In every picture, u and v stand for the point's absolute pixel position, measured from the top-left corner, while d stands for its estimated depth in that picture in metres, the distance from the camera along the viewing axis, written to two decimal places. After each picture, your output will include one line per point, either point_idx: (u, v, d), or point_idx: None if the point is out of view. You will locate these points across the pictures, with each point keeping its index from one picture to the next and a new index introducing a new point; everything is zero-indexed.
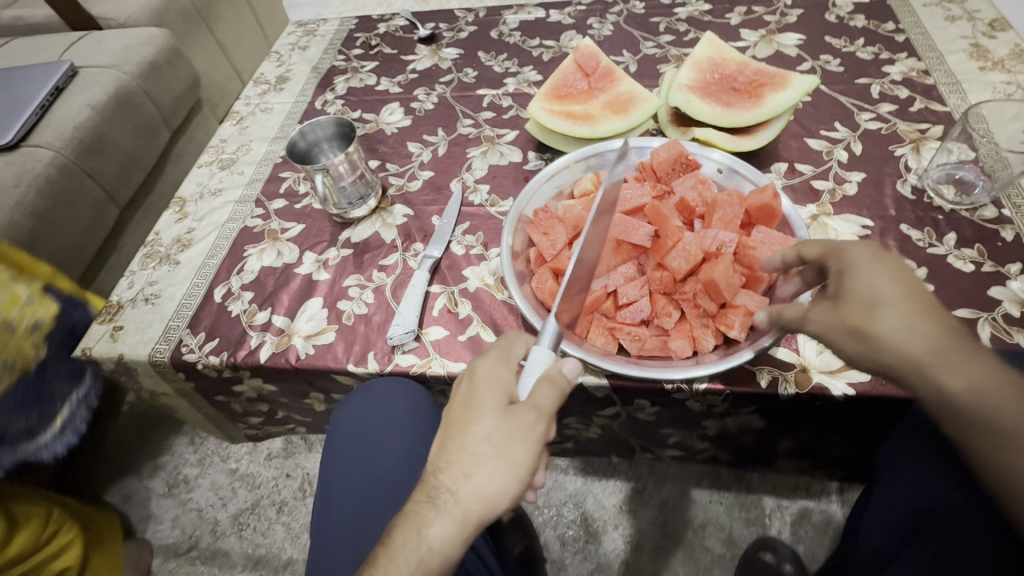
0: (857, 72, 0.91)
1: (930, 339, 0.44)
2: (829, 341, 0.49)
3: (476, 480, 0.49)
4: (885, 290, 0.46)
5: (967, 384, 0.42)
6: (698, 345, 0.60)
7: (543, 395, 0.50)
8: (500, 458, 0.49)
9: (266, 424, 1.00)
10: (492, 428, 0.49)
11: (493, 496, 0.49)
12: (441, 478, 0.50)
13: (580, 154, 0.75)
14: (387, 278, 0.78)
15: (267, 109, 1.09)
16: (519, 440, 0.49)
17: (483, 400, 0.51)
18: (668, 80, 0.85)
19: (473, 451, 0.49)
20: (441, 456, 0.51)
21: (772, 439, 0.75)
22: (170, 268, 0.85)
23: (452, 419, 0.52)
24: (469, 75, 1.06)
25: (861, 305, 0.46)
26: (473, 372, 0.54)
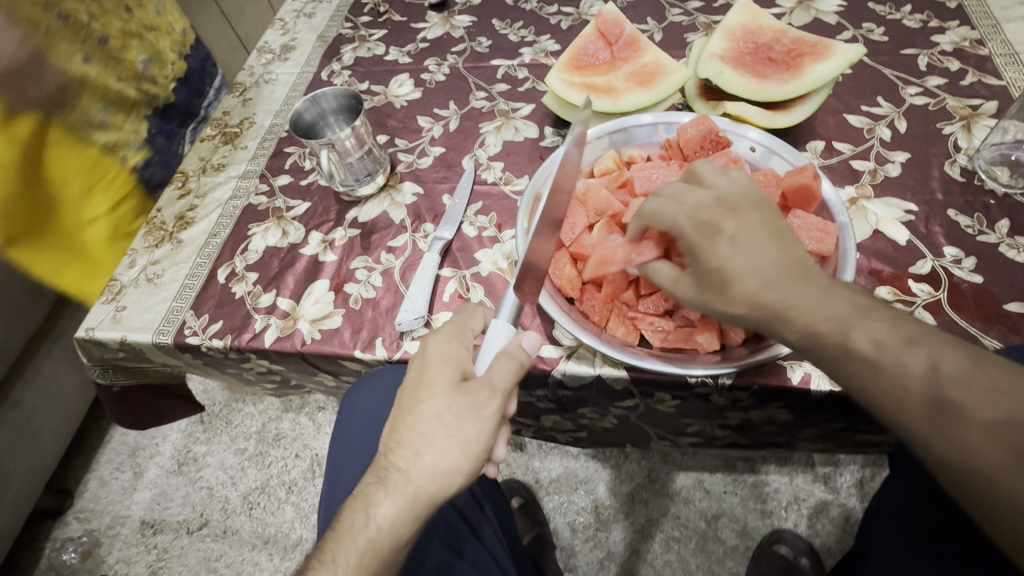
0: (903, 42, 0.84)
1: (769, 296, 0.45)
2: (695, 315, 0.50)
3: (427, 458, 0.48)
4: (722, 257, 0.47)
5: (801, 330, 0.45)
6: (726, 337, 0.56)
7: (498, 370, 0.50)
8: (450, 436, 0.48)
9: (284, 388, 0.90)
10: (443, 407, 0.49)
11: (446, 473, 0.48)
12: (393, 457, 0.49)
13: (604, 129, 0.69)
14: (396, 261, 0.75)
15: (271, 80, 1.04)
16: (472, 419, 0.48)
17: (432, 380, 0.50)
18: (697, 49, 0.79)
19: (423, 432, 0.48)
20: (392, 436, 0.50)
21: (796, 431, 0.71)
22: (173, 246, 0.82)
23: (401, 400, 0.51)
24: (482, 44, 1.00)
25: (713, 282, 0.47)
26: (425, 351, 0.52)
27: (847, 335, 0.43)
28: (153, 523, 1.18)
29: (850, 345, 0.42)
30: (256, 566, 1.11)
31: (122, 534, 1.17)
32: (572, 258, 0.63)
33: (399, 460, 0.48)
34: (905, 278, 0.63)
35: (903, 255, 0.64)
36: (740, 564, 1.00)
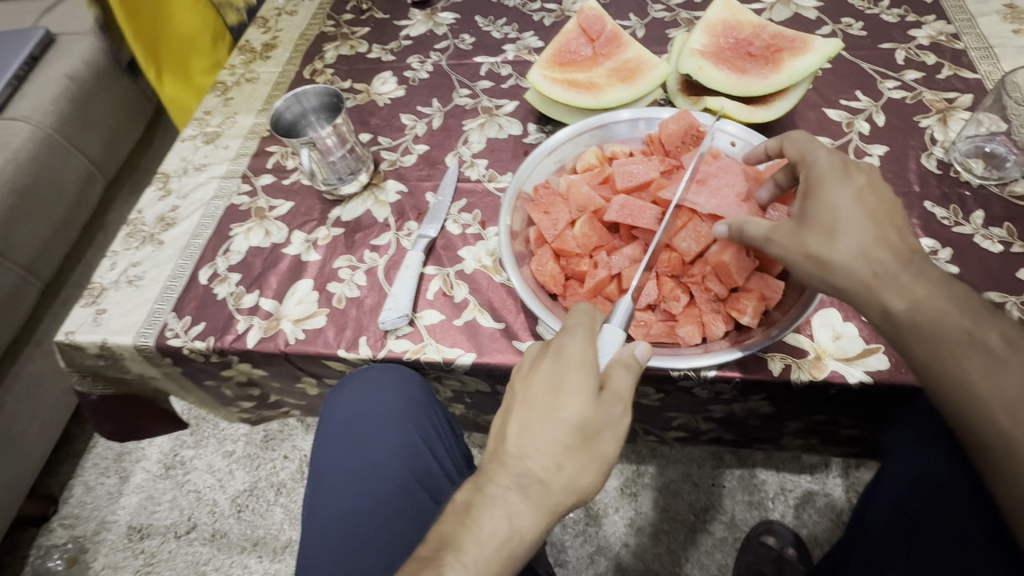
0: (881, 36, 0.85)
1: (863, 270, 0.47)
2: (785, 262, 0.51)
3: (569, 472, 0.46)
4: (845, 214, 0.48)
5: (908, 302, 0.46)
6: (707, 331, 0.57)
7: (619, 380, 0.48)
8: (587, 450, 0.47)
9: (260, 408, 0.94)
10: (584, 418, 0.46)
11: (581, 487, 0.47)
12: (532, 463, 0.46)
13: (584, 125, 0.69)
14: (380, 259, 0.75)
15: (253, 79, 1.03)
16: (606, 432, 0.47)
17: (574, 387, 0.46)
18: (678, 45, 0.79)
19: (564, 442, 0.46)
20: (524, 442, 0.46)
21: (779, 424, 0.72)
22: (154, 248, 0.81)
23: (535, 401, 0.47)
24: (466, 42, 1.00)
25: (821, 229, 0.49)
26: (560, 352, 0.48)
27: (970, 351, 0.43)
28: (140, 528, 1.17)
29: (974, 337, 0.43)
30: (246, 569, 1.10)
31: (108, 540, 1.16)
32: (554, 254, 0.63)
33: (540, 470, 0.46)
34: None
35: None
36: (728, 556, 1.01)
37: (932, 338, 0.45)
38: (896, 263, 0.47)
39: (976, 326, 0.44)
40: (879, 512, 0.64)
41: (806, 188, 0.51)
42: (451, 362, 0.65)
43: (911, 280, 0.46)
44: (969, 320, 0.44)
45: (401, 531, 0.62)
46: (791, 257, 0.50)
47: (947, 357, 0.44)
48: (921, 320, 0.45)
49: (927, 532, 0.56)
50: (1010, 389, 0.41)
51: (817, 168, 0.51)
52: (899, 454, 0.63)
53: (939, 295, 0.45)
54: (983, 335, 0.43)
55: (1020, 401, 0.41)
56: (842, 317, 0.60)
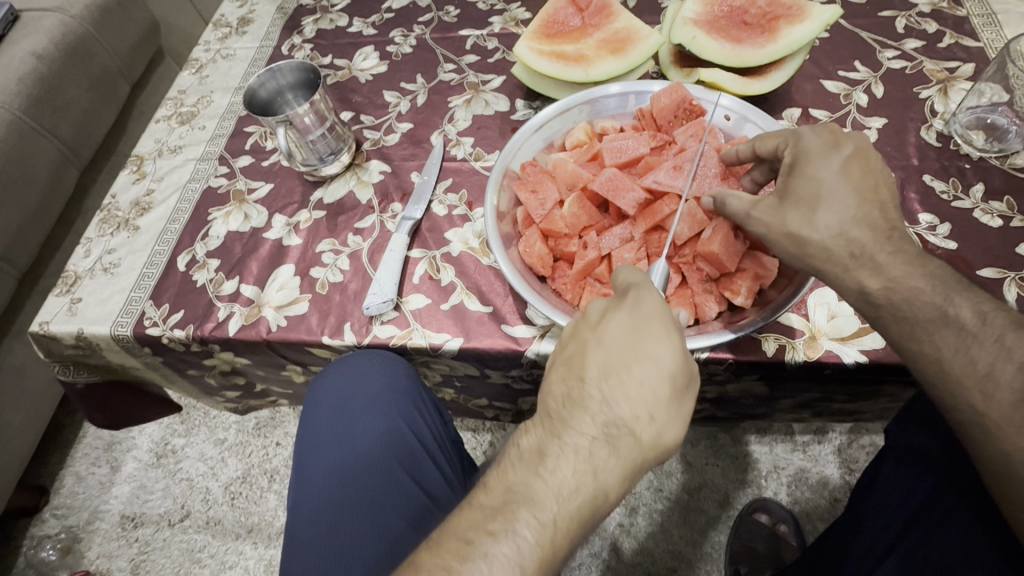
0: (881, 3, 0.82)
1: (841, 249, 0.46)
2: (766, 241, 0.50)
3: (659, 425, 0.42)
4: (828, 189, 0.46)
5: (883, 282, 0.45)
6: (700, 312, 0.55)
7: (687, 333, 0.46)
8: (677, 403, 0.42)
9: (246, 397, 0.94)
10: (676, 367, 0.42)
11: (665, 447, 0.42)
12: (620, 411, 0.41)
13: (573, 100, 0.66)
14: (363, 243, 0.72)
15: (228, 56, 0.98)
16: (693, 387, 0.44)
17: (661, 334, 0.43)
18: (671, 14, 0.76)
19: (655, 392, 0.41)
20: (612, 390, 0.42)
21: (773, 403, 0.71)
22: (129, 234, 0.78)
23: (617, 348, 0.43)
24: (450, 13, 0.96)
25: (802, 207, 0.47)
26: (638, 302, 0.44)
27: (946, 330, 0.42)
28: (133, 517, 1.16)
29: (950, 314, 0.42)
30: (241, 555, 1.10)
31: (102, 529, 1.15)
32: (543, 235, 0.61)
33: (632, 419, 0.41)
34: None
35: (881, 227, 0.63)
36: (722, 533, 1.01)
37: (906, 317, 0.44)
38: (877, 243, 0.45)
39: (948, 301, 0.43)
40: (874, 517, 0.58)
41: (788, 163, 0.49)
42: (437, 347, 0.63)
43: (889, 258, 0.45)
44: (941, 297, 0.43)
45: (388, 519, 0.62)
46: (772, 236, 0.49)
47: (923, 338, 0.43)
48: (898, 297, 0.44)
49: (927, 528, 0.51)
50: (980, 364, 0.40)
51: (802, 143, 0.49)
52: (891, 449, 0.59)
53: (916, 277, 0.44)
54: (955, 311, 0.42)
55: (992, 376, 0.40)
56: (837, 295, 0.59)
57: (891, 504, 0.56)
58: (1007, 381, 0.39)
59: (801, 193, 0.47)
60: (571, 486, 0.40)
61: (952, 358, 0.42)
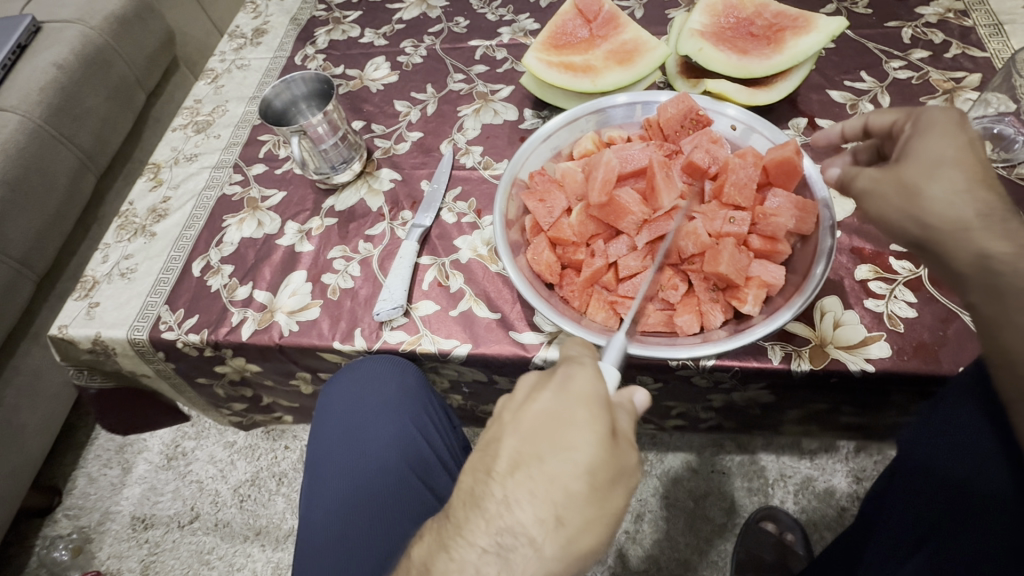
0: (887, 14, 0.83)
1: (961, 208, 0.43)
2: (876, 199, 0.47)
3: (571, 530, 0.39)
4: (950, 151, 0.44)
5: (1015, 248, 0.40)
6: (705, 320, 0.56)
7: (625, 423, 0.44)
8: (598, 501, 0.40)
9: (253, 409, 0.95)
10: (596, 462, 0.40)
11: (583, 555, 0.40)
12: (521, 520, 0.39)
13: (580, 110, 0.67)
14: (374, 249, 0.73)
15: (243, 66, 1.01)
16: (619, 485, 0.41)
17: (584, 424, 0.40)
18: (678, 25, 0.77)
19: (569, 490, 0.39)
20: (518, 491, 0.39)
21: (780, 413, 0.71)
22: (146, 240, 0.80)
23: (535, 436, 0.41)
24: (460, 25, 0.97)
25: (924, 164, 0.44)
26: (568, 383, 0.42)
27: None
28: (144, 518, 1.17)
29: None
30: (250, 557, 1.11)
31: (113, 530, 1.17)
32: (551, 243, 0.62)
33: (533, 527, 0.39)
34: (886, 255, 0.62)
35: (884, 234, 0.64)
36: (727, 541, 1.01)
37: None
38: (999, 214, 0.42)
39: None
40: (895, 526, 0.55)
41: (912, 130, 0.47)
42: (447, 353, 0.64)
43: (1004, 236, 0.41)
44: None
45: (397, 524, 0.62)
46: (877, 191, 0.47)
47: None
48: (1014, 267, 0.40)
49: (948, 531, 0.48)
50: None
51: (926, 115, 0.47)
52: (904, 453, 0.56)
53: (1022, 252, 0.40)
54: None
55: None
56: (843, 304, 0.59)
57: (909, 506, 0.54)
58: None
59: (914, 155, 0.45)
60: None
61: None
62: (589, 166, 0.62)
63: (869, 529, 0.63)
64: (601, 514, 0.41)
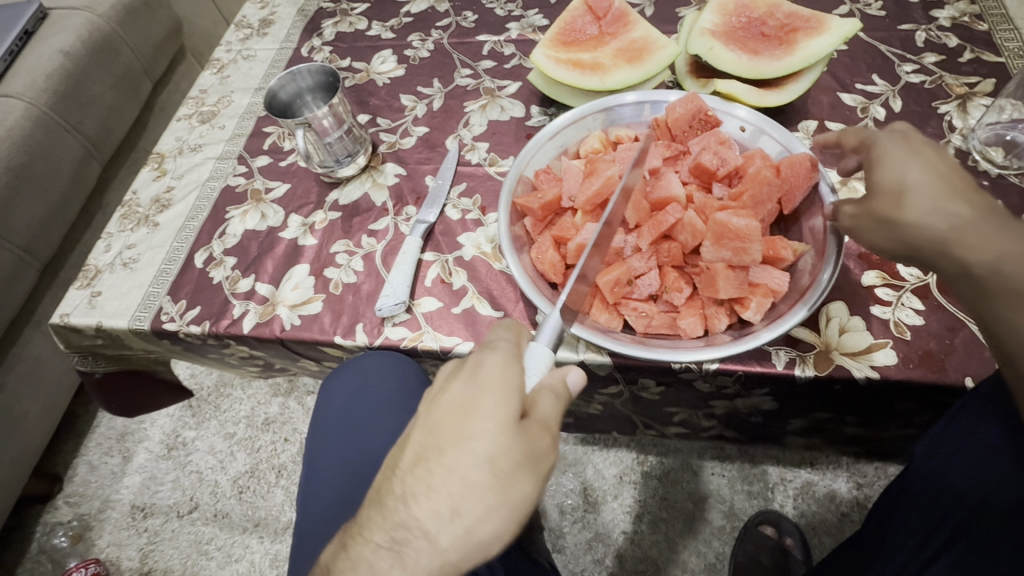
0: (901, 16, 0.82)
1: (939, 225, 0.42)
2: (859, 233, 0.49)
3: (467, 522, 0.40)
4: (913, 176, 0.45)
5: (992, 255, 0.39)
6: (709, 324, 0.55)
7: (546, 408, 0.43)
8: (499, 489, 0.40)
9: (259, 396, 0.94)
10: (496, 450, 0.40)
11: (484, 543, 0.40)
12: (416, 513, 0.40)
13: (588, 107, 0.67)
14: (377, 245, 0.73)
15: (249, 57, 1.00)
16: (528, 471, 0.41)
17: (488, 409, 0.41)
18: (688, 24, 0.76)
19: (467, 480, 0.40)
20: (415, 482, 0.40)
21: (784, 422, 0.70)
22: (149, 230, 0.80)
23: (439, 425, 0.42)
24: (468, 19, 0.96)
25: (889, 194, 0.46)
26: (477, 369, 0.43)
27: None
28: (144, 507, 1.18)
29: None
30: (248, 549, 1.11)
31: (112, 518, 1.17)
32: (555, 242, 0.61)
33: (427, 520, 0.39)
34: (895, 261, 0.61)
35: None
36: (726, 544, 1.01)
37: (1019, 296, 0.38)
38: (980, 225, 0.41)
39: None
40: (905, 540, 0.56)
41: (868, 161, 0.49)
42: (448, 350, 0.64)
43: (998, 236, 0.40)
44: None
45: None
46: (859, 227, 0.48)
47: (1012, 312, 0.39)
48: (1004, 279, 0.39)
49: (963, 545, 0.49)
50: None
51: (877, 144, 0.49)
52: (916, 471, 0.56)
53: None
54: None
55: None
56: (850, 310, 0.59)
57: (923, 513, 0.54)
58: None
59: (875, 188, 0.47)
60: None
61: None
62: (593, 167, 0.62)
63: (874, 544, 0.63)
64: (508, 504, 0.41)
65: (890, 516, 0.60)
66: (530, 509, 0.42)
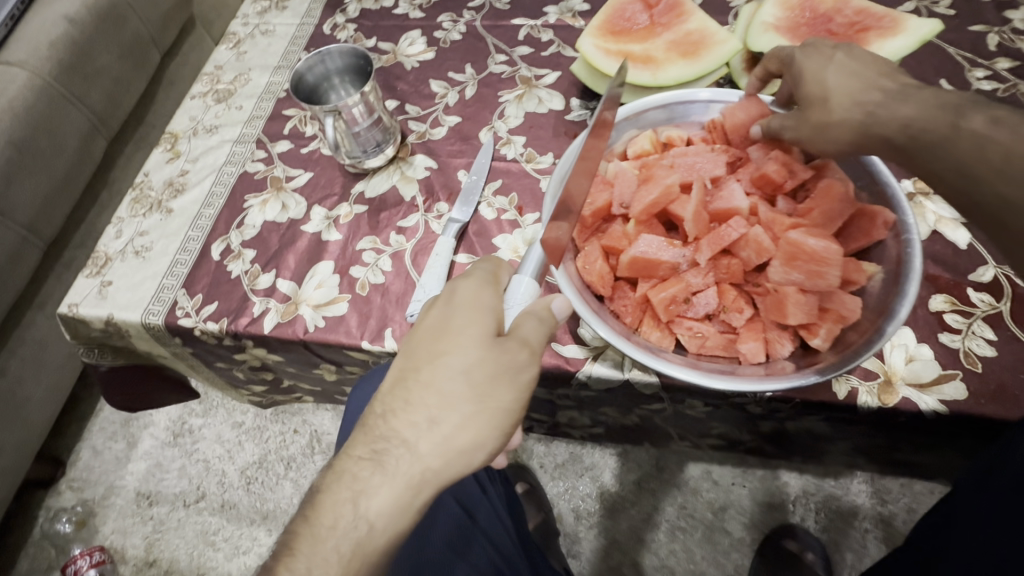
0: (971, 17, 0.76)
1: (857, 114, 0.49)
2: (801, 145, 0.53)
3: (444, 428, 0.42)
4: (831, 80, 0.51)
5: (902, 126, 0.47)
6: (771, 349, 0.51)
7: (529, 330, 0.44)
8: (479, 398, 0.42)
9: (273, 391, 0.89)
10: (471, 363, 0.42)
11: (464, 449, 0.42)
12: (395, 425, 0.43)
13: (643, 104, 0.61)
14: (407, 243, 0.69)
15: (268, 32, 0.94)
16: (504, 382, 0.43)
17: (462, 325, 0.44)
18: (747, 17, 0.71)
19: (443, 391, 0.42)
20: (395, 397, 0.43)
21: (829, 443, 0.67)
22: (162, 217, 0.75)
23: (415, 347, 0.44)
24: (502, 0, 0.90)
25: (815, 100, 0.51)
26: (451, 296, 0.46)
27: (952, 148, 0.44)
28: (149, 494, 1.15)
29: (960, 124, 0.44)
30: (256, 541, 1.09)
31: (117, 504, 1.15)
32: (603, 251, 0.56)
33: (405, 429, 0.42)
34: (964, 285, 0.58)
35: (962, 259, 0.59)
36: (745, 556, 0.99)
37: (939, 145, 0.45)
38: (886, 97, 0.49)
39: (958, 116, 0.44)
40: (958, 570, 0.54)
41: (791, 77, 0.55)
42: None
43: (900, 103, 0.47)
44: (951, 114, 0.45)
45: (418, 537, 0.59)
46: (800, 138, 0.53)
47: (940, 157, 0.45)
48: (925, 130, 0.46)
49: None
50: (995, 154, 0.42)
51: (794, 59, 0.54)
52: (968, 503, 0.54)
53: (925, 109, 0.46)
54: (966, 122, 0.44)
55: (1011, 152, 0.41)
56: (916, 338, 0.55)
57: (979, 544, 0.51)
58: (999, 142, 0.42)
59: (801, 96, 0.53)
60: (330, 521, 0.41)
61: (978, 165, 0.43)
62: (648, 172, 0.57)
63: (928, 574, 0.60)
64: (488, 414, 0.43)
65: (937, 542, 0.58)
66: (514, 419, 0.43)
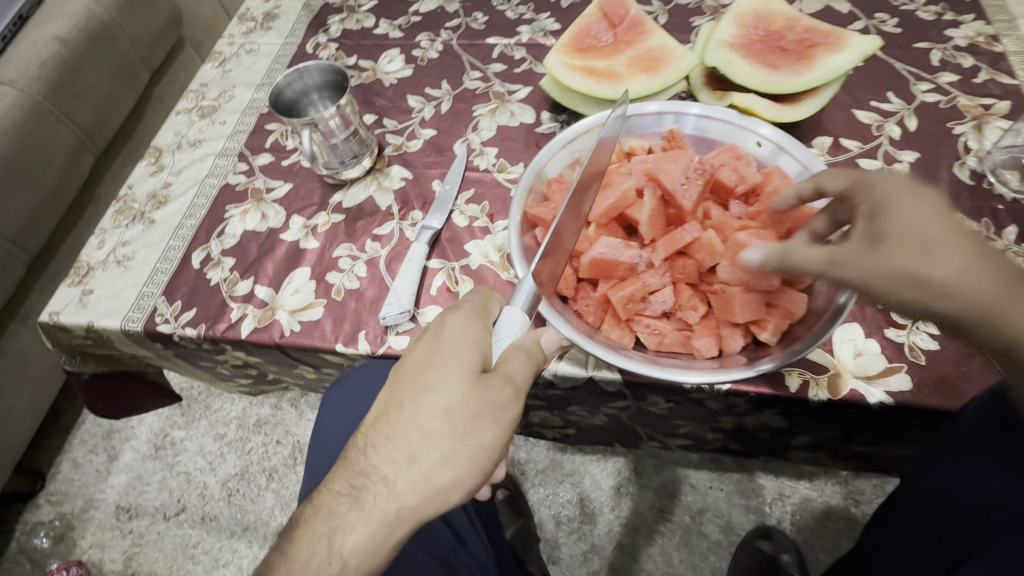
0: (916, 34, 0.81)
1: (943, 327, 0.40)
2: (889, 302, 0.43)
3: (423, 467, 0.44)
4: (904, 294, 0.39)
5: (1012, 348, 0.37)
6: (723, 344, 0.54)
7: (514, 365, 0.46)
8: (460, 438, 0.44)
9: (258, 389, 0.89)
10: (453, 402, 0.44)
11: (442, 488, 0.44)
12: (375, 462, 0.44)
13: (604, 116, 0.65)
14: (381, 250, 0.71)
15: (253, 51, 0.98)
16: (485, 421, 0.44)
17: (446, 364, 0.45)
18: (705, 35, 0.75)
19: (424, 430, 0.44)
20: (377, 433, 0.45)
21: (789, 438, 0.69)
22: (145, 227, 0.77)
23: (401, 382, 0.46)
24: (478, 20, 0.95)
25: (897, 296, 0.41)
26: (440, 329, 0.47)
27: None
28: (129, 508, 1.15)
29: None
30: (235, 553, 1.09)
31: (96, 518, 1.14)
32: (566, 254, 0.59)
33: (385, 467, 0.44)
34: None
35: None
36: (722, 559, 1.00)
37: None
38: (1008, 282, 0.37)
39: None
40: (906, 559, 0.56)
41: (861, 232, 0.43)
42: None
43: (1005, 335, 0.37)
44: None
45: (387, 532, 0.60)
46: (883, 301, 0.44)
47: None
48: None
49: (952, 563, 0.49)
50: None
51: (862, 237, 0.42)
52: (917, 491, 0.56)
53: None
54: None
55: None
56: (863, 333, 0.58)
57: (929, 533, 0.53)
58: None
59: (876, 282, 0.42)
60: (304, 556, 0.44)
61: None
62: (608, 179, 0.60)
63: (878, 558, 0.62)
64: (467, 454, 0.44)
65: (889, 532, 0.60)
66: (491, 461, 0.45)
